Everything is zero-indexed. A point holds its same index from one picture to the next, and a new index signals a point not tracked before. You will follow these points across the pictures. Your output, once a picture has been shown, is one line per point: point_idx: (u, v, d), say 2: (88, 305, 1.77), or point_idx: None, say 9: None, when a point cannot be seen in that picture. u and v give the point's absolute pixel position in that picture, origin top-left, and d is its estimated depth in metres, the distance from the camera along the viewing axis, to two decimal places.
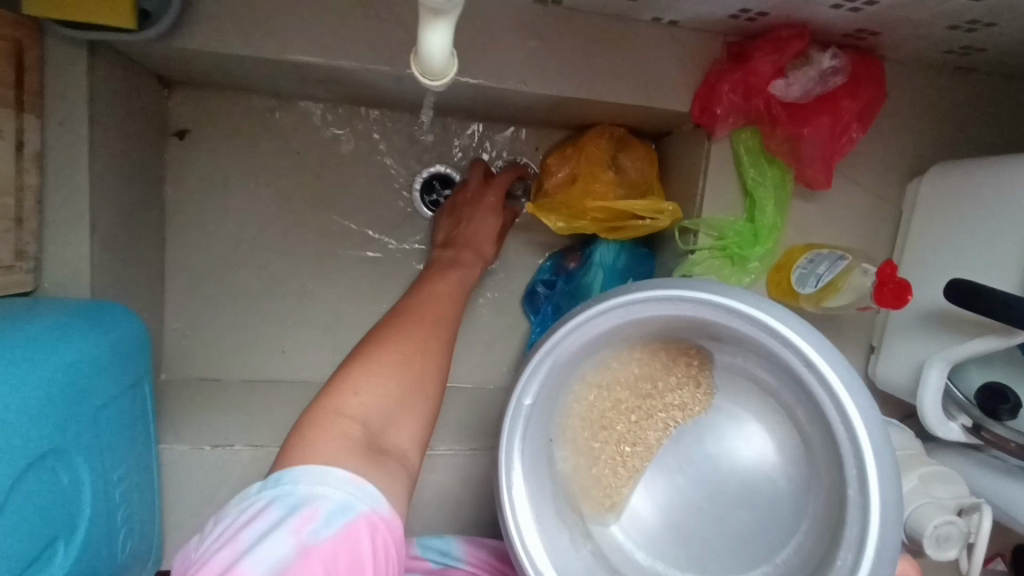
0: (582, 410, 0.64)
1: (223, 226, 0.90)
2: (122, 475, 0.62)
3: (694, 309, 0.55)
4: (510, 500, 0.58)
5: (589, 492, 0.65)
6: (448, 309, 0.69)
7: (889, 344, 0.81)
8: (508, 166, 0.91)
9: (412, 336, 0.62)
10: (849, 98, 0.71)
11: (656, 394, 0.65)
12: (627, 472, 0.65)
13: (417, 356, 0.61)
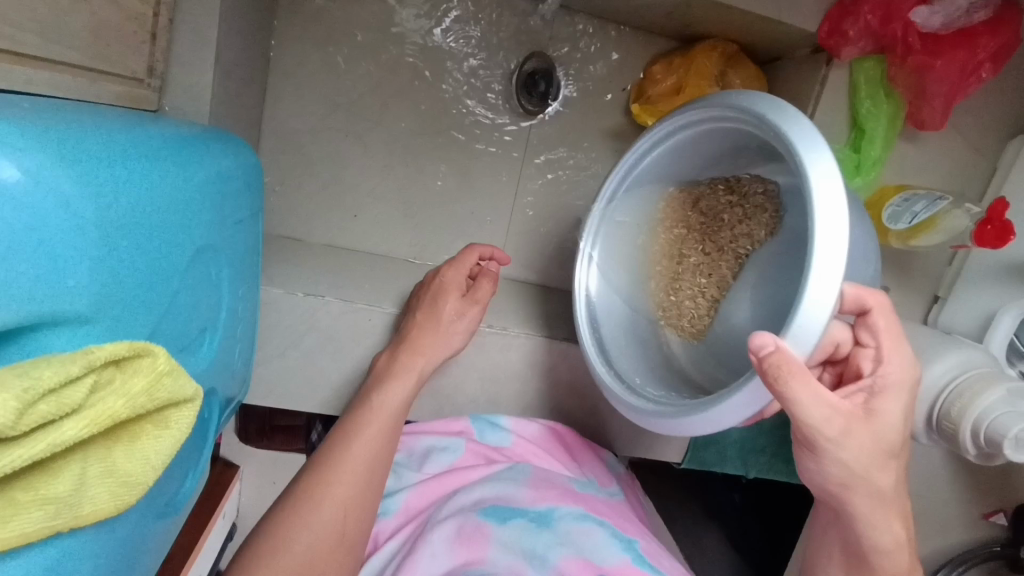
0: (658, 243, 0.74)
1: (320, 88, 0.89)
2: (242, 291, 0.63)
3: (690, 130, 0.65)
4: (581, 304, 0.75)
5: (673, 318, 0.73)
6: (404, 389, 0.70)
7: (958, 296, 0.84)
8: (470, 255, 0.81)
9: (385, 418, 0.68)
10: (988, 36, 0.70)
11: (726, 224, 0.70)
12: (704, 299, 0.71)
13: (344, 488, 0.63)
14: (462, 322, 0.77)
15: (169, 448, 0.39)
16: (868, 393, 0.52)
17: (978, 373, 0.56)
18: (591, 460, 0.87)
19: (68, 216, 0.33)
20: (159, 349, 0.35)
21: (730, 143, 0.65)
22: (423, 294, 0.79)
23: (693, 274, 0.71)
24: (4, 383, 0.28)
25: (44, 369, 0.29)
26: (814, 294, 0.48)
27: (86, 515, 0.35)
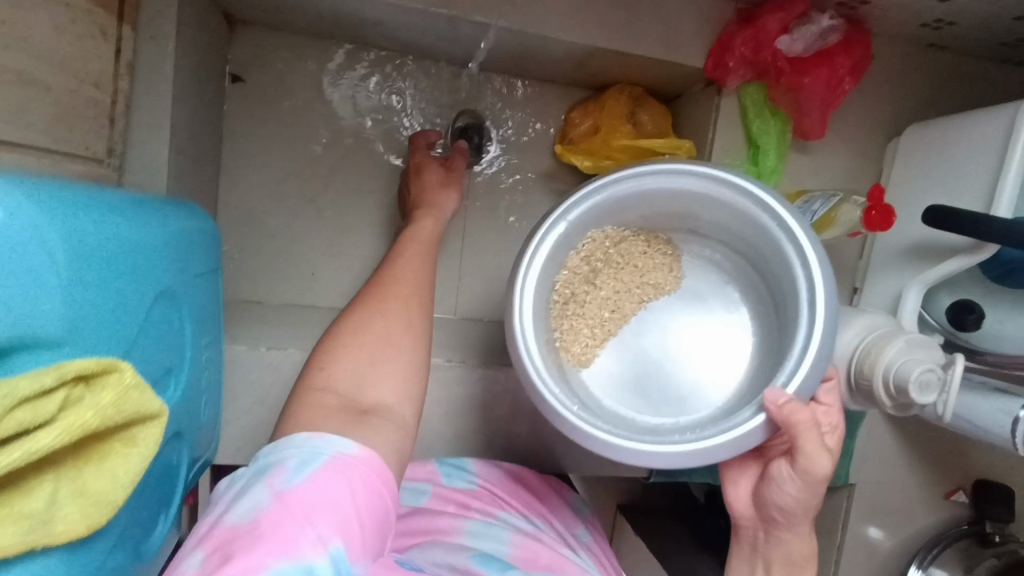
0: (579, 268, 0.76)
1: (274, 160, 0.97)
2: (206, 342, 0.67)
3: (686, 183, 0.67)
4: (516, 309, 0.64)
5: (568, 341, 0.75)
6: (417, 258, 0.70)
7: (871, 281, 0.93)
8: (456, 161, 0.92)
9: (414, 268, 0.68)
10: (843, 55, 0.83)
11: (637, 273, 0.78)
12: (599, 331, 0.77)
13: (359, 350, 0.59)
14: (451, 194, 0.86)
15: (137, 466, 0.41)
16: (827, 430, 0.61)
17: (877, 334, 0.63)
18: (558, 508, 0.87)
19: (41, 250, 0.38)
20: (125, 364, 0.39)
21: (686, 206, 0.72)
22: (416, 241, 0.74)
23: (598, 306, 0.77)
24: None
25: (21, 379, 0.32)
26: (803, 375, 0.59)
27: (62, 534, 0.36)
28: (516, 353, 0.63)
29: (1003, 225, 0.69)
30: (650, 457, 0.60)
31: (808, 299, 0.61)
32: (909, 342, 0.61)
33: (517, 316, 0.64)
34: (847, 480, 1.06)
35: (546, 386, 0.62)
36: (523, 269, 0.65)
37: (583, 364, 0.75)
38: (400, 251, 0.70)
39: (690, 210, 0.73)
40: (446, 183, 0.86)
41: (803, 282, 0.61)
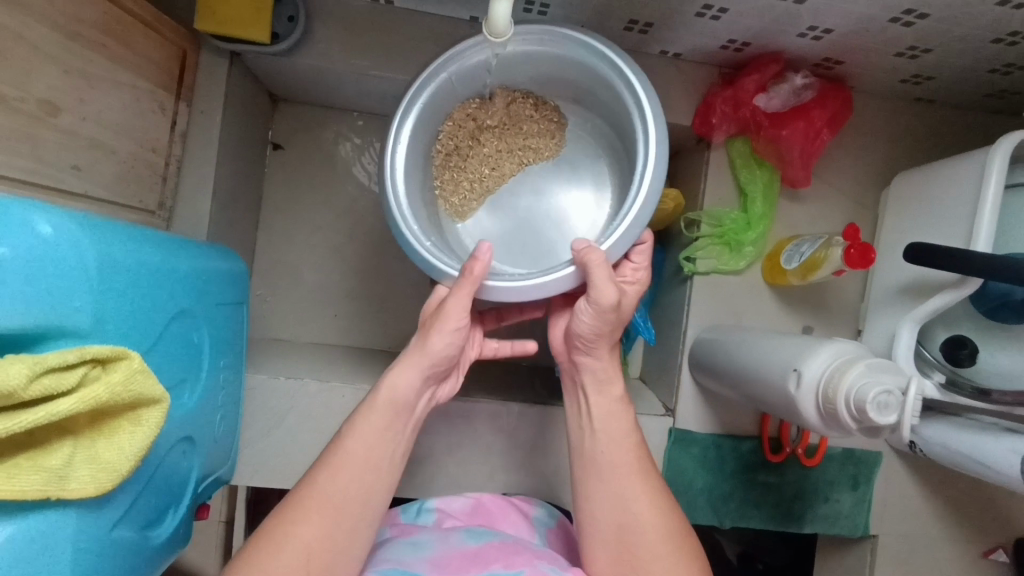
0: (453, 150, 0.82)
1: (306, 216, 1.09)
2: (225, 363, 0.76)
3: (545, 45, 0.73)
4: (391, 163, 0.72)
5: (446, 191, 0.83)
6: (378, 425, 0.62)
7: (870, 322, 0.93)
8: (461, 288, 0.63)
9: (362, 451, 0.61)
10: (819, 108, 0.89)
11: (521, 135, 0.84)
12: (479, 187, 0.84)
13: (310, 525, 0.57)
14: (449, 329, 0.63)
15: (142, 443, 0.49)
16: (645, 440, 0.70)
17: (845, 359, 0.65)
18: (518, 519, 0.82)
19: (77, 262, 0.47)
20: (134, 353, 0.47)
21: (562, 75, 0.79)
22: (419, 342, 0.65)
23: (479, 158, 0.83)
24: (21, 360, 0.40)
25: (48, 354, 0.42)
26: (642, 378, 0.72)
27: (73, 490, 0.45)
28: (385, 195, 0.71)
29: (980, 257, 0.71)
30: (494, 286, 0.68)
31: (644, 126, 0.70)
32: (870, 365, 0.63)
33: (389, 172, 0.72)
34: (869, 531, 1.00)
35: (412, 231, 0.70)
36: (394, 136, 0.73)
37: (458, 215, 0.84)
38: (360, 411, 0.63)
39: (564, 79, 0.80)
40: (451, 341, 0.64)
41: (639, 135, 0.71)
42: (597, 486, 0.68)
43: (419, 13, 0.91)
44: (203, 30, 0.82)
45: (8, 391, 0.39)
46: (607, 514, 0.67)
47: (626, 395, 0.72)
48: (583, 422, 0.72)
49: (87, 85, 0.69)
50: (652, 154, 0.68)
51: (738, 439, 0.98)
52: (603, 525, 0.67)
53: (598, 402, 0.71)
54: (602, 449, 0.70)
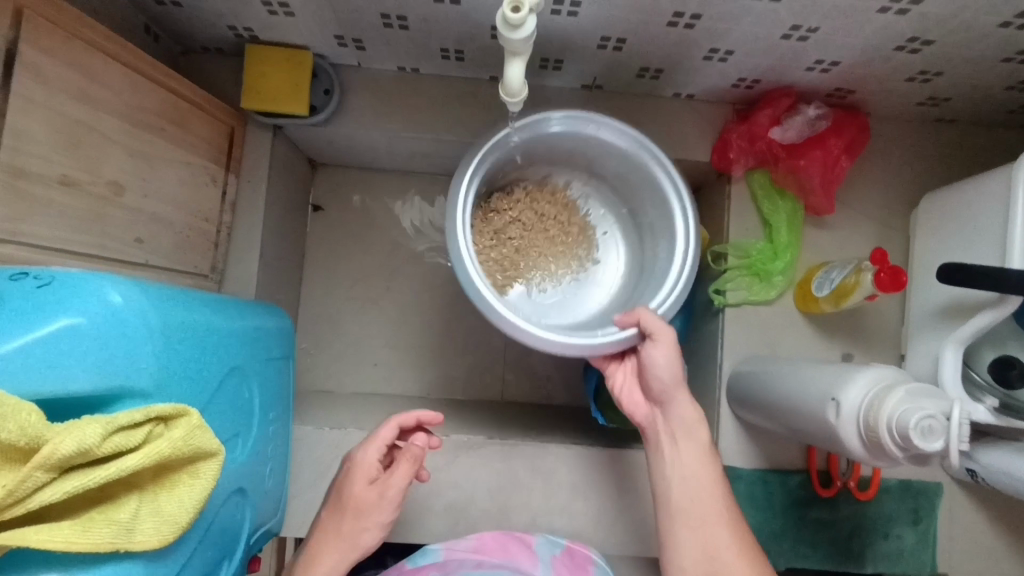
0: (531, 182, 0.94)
1: (345, 271, 1.15)
2: (273, 415, 0.79)
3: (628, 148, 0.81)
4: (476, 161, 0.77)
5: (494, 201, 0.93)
6: (395, 477, 0.73)
7: (912, 345, 0.91)
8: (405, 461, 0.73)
9: (376, 496, 0.73)
10: (835, 136, 0.90)
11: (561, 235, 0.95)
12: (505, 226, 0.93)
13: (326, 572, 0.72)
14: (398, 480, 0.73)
15: (201, 494, 0.52)
16: (671, 443, 0.74)
17: (882, 386, 0.64)
18: (521, 548, 0.84)
19: (141, 322, 0.51)
20: (193, 409, 0.51)
21: (624, 170, 0.87)
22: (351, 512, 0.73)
23: (526, 209, 0.94)
24: (96, 420, 0.44)
25: (119, 414, 0.46)
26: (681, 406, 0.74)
27: (140, 543, 0.48)
28: (455, 202, 0.75)
29: (1016, 273, 0.69)
30: (490, 308, 0.73)
31: (682, 251, 0.79)
32: (911, 390, 0.61)
33: (464, 191, 0.76)
34: (937, 570, 0.94)
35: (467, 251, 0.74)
36: (479, 159, 0.77)
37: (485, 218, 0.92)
38: (364, 449, 0.74)
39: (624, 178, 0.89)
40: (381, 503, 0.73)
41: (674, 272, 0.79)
42: (685, 532, 0.70)
43: (443, 77, 0.98)
44: (250, 108, 0.91)
45: (86, 449, 0.43)
46: (700, 563, 0.68)
47: (712, 441, 0.74)
48: (672, 472, 0.73)
49: (148, 165, 0.76)
50: (676, 290, 0.78)
51: (785, 473, 0.95)
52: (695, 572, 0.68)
53: (684, 448, 0.74)
54: (690, 497, 0.71)
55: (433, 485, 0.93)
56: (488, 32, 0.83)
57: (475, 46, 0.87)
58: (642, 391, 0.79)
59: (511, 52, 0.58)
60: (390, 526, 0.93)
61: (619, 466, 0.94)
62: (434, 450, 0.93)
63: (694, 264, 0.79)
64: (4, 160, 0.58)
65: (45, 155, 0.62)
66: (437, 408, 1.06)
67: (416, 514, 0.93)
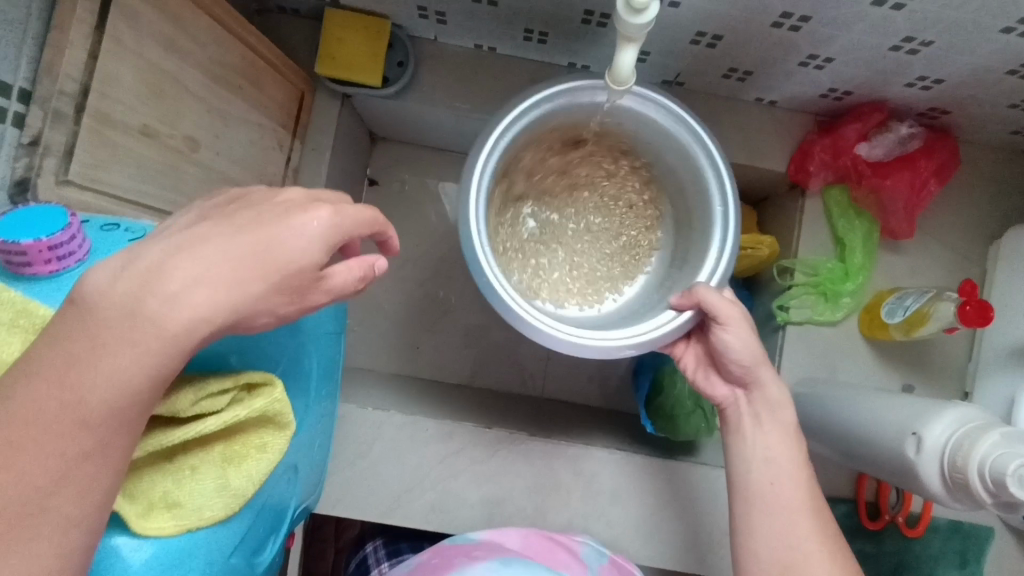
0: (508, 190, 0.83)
1: (393, 248, 1.13)
2: (328, 390, 0.78)
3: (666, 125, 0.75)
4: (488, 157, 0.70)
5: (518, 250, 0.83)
6: None
7: (983, 383, 0.87)
8: (324, 211, 0.46)
9: None
10: (926, 159, 0.87)
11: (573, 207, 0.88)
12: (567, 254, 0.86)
13: None
14: (295, 239, 0.44)
15: (268, 469, 0.51)
16: (755, 423, 0.71)
17: (969, 426, 0.61)
18: (571, 557, 0.81)
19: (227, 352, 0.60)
20: (278, 380, 0.50)
21: (673, 164, 0.80)
22: (228, 213, 0.45)
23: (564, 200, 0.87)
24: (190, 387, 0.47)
25: (211, 380, 0.48)
26: (751, 367, 0.70)
27: (207, 512, 0.49)
28: (466, 233, 0.69)
29: None
30: (502, 304, 0.69)
31: (721, 237, 0.73)
32: (1005, 434, 0.58)
33: (476, 179, 0.69)
34: None
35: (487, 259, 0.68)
36: (493, 138, 0.70)
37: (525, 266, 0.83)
38: None
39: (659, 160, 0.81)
40: (254, 309, 0.44)
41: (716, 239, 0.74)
42: (762, 518, 0.67)
43: (519, 59, 0.95)
44: (323, 73, 0.89)
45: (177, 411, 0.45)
46: (777, 545, 0.66)
47: (796, 421, 0.71)
48: (753, 456, 0.70)
49: (224, 124, 0.75)
50: (726, 257, 0.72)
51: (832, 501, 0.92)
52: (773, 563, 0.66)
53: (771, 432, 0.70)
54: (770, 479, 0.69)
55: (470, 477, 0.91)
56: (579, 16, 0.80)
57: (560, 29, 0.84)
58: (718, 372, 0.75)
59: (624, 37, 0.55)
60: (423, 516, 0.91)
61: (662, 476, 0.92)
62: (475, 442, 0.91)
63: (734, 252, 0.73)
64: (91, 105, 0.56)
65: (131, 104, 0.61)
66: (477, 397, 1.05)
67: (452, 504, 0.91)
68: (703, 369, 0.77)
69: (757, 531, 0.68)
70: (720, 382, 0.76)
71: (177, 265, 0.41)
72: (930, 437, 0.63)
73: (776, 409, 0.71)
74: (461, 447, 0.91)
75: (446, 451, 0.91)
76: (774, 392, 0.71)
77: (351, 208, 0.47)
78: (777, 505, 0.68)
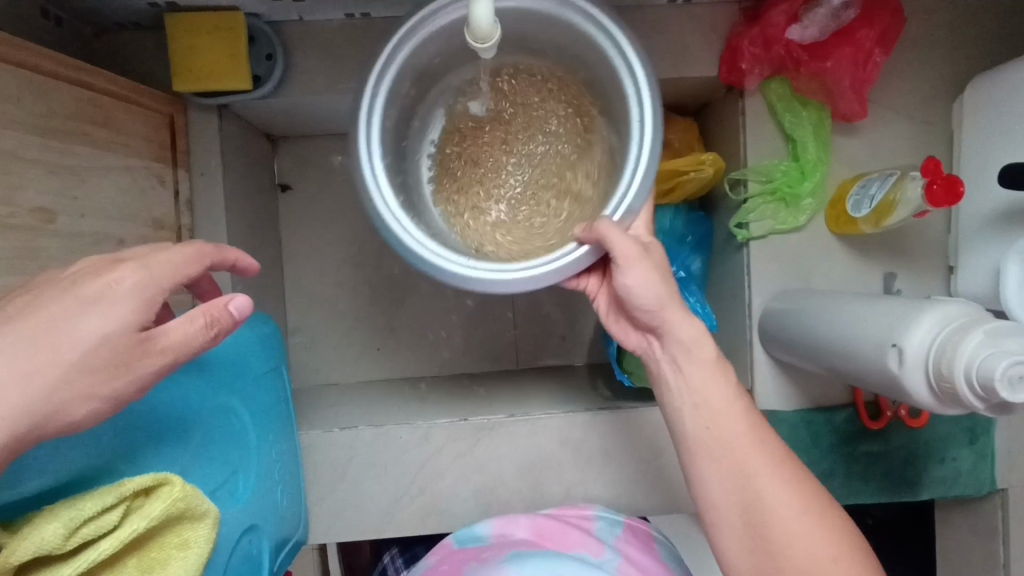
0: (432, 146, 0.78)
1: (328, 251, 1.05)
2: (278, 431, 0.72)
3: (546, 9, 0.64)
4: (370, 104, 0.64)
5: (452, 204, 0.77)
6: None
7: (965, 260, 0.81)
8: (127, 269, 0.44)
9: None
10: (866, 27, 0.78)
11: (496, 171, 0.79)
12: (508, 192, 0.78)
13: None
14: (93, 321, 0.41)
15: (196, 564, 0.47)
16: (671, 364, 0.67)
17: (951, 328, 0.57)
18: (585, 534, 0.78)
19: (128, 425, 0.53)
20: (175, 477, 0.45)
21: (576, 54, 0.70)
22: (4, 310, 0.41)
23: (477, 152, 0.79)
24: (58, 515, 0.41)
25: (87, 501, 0.42)
26: (664, 306, 0.63)
27: None
28: (359, 176, 0.64)
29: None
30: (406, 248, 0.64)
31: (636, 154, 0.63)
32: (988, 333, 0.54)
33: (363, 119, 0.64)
34: (998, 486, 0.88)
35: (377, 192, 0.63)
36: (368, 100, 0.64)
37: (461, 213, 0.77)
38: None
39: (583, 70, 0.70)
40: (66, 400, 0.40)
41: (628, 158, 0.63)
42: (709, 463, 0.63)
43: (399, 18, 0.84)
44: (184, 90, 0.79)
45: (47, 551, 0.40)
46: (752, 485, 0.62)
47: (717, 356, 0.65)
48: (682, 400, 0.66)
49: (78, 179, 0.66)
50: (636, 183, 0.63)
51: (829, 410, 0.88)
52: (729, 505, 0.61)
53: (692, 371, 0.65)
54: (707, 422, 0.64)
55: (456, 473, 0.88)
56: None
57: None
58: (630, 320, 0.71)
59: None
60: (419, 521, 0.89)
61: (652, 426, 0.88)
62: (454, 438, 0.87)
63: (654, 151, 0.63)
64: None
65: None
66: (450, 386, 1.00)
67: (445, 504, 0.88)
68: (608, 318, 0.73)
69: (698, 476, 0.63)
70: (630, 323, 0.70)
71: None
72: (913, 345, 0.58)
73: (695, 343, 0.65)
74: (440, 447, 0.87)
75: (426, 454, 0.87)
76: (683, 331, 0.64)
77: (162, 254, 0.46)
78: (710, 449, 0.63)
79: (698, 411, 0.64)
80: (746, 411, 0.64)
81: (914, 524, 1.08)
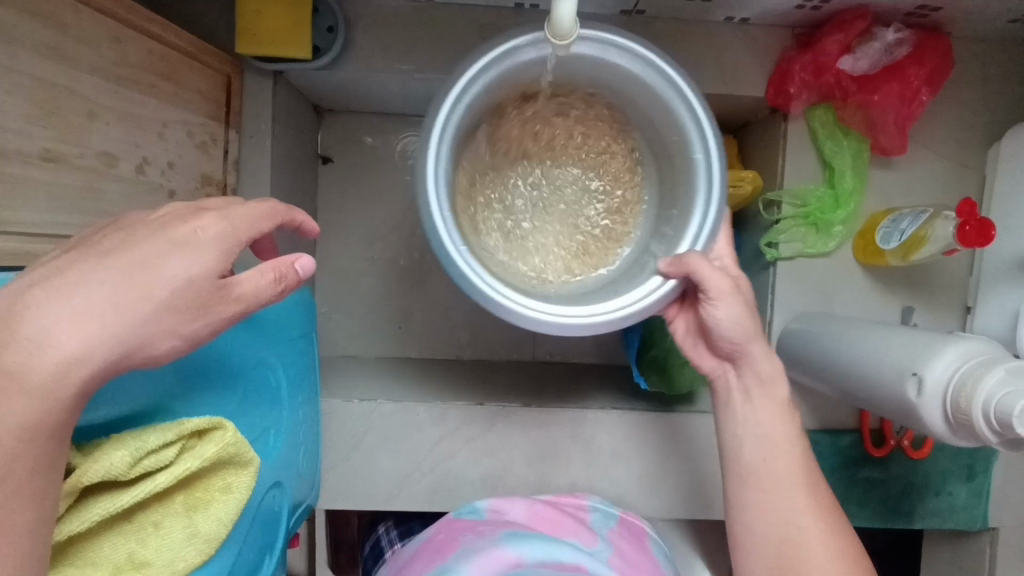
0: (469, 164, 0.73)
1: (359, 226, 1.07)
2: (305, 396, 0.74)
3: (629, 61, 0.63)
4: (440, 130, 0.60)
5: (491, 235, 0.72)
6: None
7: (986, 300, 0.84)
8: (211, 219, 0.46)
9: None
10: (916, 65, 0.80)
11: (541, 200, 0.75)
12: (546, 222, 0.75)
13: None
14: (177, 263, 0.43)
15: (234, 508, 0.50)
16: (744, 391, 0.68)
17: (974, 362, 0.59)
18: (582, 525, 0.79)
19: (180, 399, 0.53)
20: (228, 423, 0.48)
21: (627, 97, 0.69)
22: (98, 243, 0.43)
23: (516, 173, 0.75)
24: (125, 443, 0.43)
25: (150, 435, 0.44)
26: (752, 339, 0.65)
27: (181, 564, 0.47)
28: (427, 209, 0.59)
29: None
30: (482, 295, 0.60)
31: (709, 184, 0.64)
32: (1010, 370, 0.56)
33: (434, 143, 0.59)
34: (989, 524, 0.91)
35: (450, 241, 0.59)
36: (446, 110, 0.60)
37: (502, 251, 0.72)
38: None
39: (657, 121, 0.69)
40: (142, 335, 0.42)
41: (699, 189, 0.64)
42: (758, 494, 0.65)
43: (459, 7, 0.85)
44: (246, 53, 0.80)
45: (113, 476, 0.42)
46: (769, 526, 0.64)
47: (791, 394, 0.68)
48: (744, 431, 0.67)
49: (142, 129, 0.68)
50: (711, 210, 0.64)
51: (835, 433, 0.90)
52: (767, 538, 0.64)
53: (762, 406, 0.67)
54: (762, 455, 0.66)
55: (467, 455, 0.90)
56: None
57: None
58: (708, 346, 0.70)
59: None
60: (425, 497, 0.91)
61: (661, 429, 0.90)
62: (467, 421, 0.89)
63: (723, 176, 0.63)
64: None
65: (23, 130, 0.53)
66: (466, 370, 1.02)
67: (453, 484, 0.90)
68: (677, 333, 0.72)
69: (737, 500, 0.67)
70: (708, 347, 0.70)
71: (37, 306, 0.39)
72: (936, 374, 0.60)
73: (767, 368, 0.67)
74: (454, 429, 0.89)
75: (439, 433, 0.89)
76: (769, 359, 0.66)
77: (240, 208, 0.48)
78: (758, 480, 0.66)
79: (767, 447, 0.66)
80: (798, 445, 0.67)
81: (899, 554, 1.10)
